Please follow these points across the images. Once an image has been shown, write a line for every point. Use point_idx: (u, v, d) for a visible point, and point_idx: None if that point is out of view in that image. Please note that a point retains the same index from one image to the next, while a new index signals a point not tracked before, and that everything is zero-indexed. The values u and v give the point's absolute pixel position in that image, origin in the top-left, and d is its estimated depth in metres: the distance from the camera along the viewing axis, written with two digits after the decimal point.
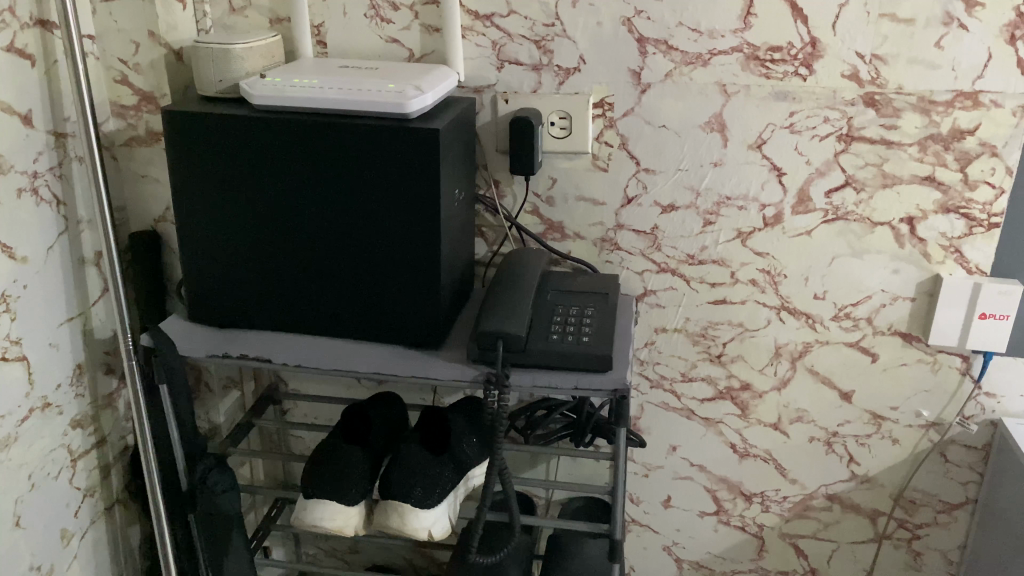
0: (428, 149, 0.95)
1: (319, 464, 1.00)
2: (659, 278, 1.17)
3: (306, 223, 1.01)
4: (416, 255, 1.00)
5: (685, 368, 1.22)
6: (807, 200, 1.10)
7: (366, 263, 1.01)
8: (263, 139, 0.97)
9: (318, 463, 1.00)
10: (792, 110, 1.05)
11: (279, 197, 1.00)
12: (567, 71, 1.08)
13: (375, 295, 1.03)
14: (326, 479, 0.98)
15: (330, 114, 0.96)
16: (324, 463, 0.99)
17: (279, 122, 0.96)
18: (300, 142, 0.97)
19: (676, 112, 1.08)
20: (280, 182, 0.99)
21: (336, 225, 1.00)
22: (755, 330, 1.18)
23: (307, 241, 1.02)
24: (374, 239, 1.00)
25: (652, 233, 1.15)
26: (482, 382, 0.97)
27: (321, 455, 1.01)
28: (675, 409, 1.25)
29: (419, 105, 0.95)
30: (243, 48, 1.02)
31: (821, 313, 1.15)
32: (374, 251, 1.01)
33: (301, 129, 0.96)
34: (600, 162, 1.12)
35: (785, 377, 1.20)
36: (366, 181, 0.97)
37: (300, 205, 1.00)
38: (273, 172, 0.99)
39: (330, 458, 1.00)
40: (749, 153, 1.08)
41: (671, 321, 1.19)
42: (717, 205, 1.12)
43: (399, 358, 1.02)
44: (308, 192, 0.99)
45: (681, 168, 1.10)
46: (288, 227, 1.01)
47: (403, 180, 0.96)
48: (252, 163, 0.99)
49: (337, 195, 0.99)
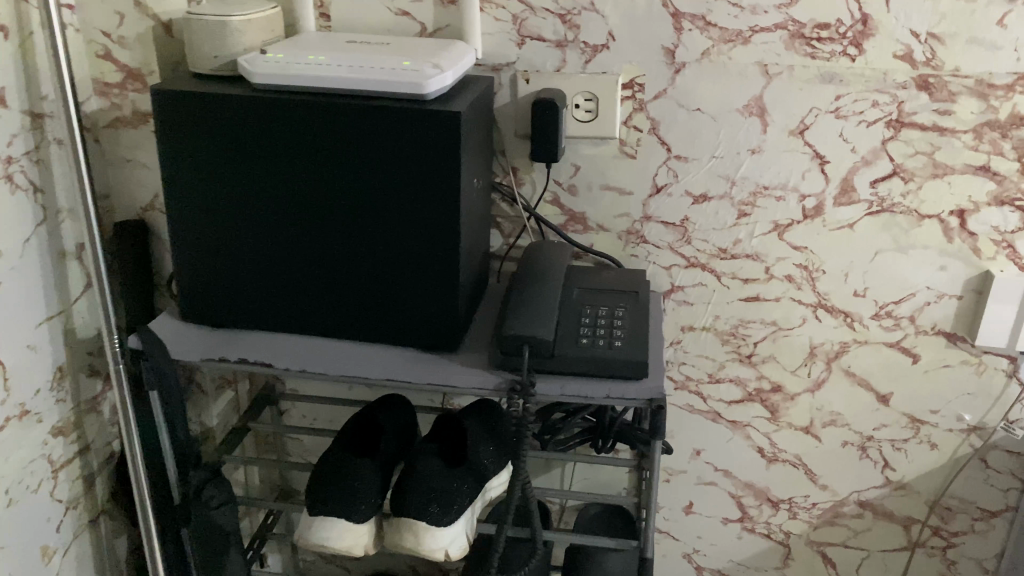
0: (452, 136, 0.86)
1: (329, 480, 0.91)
2: (688, 273, 1.09)
3: (313, 215, 0.92)
4: (434, 250, 0.91)
5: (713, 368, 1.14)
6: (851, 191, 1.02)
7: (380, 261, 0.93)
8: (268, 122, 0.88)
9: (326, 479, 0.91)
10: (839, 94, 0.97)
11: (285, 187, 0.91)
12: (595, 48, 0.99)
13: (389, 296, 0.94)
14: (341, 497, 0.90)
15: (338, 94, 0.87)
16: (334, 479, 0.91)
17: (286, 103, 0.87)
18: (309, 126, 0.88)
19: (713, 94, 0.99)
20: (287, 171, 0.90)
21: (347, 219, 0.91)
22: (789, 329, 1.10)
23: (314, 236, 0.93)
24: (389, 235, 0.91)
25: (681, 226, 1.07)
26: (505, 391, 0.88)
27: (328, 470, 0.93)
28: (700, 412, 1.17)
29: (438, 85, 0.86)
30: (242, 21, 0.91)
31: (861, 312, 1.08)
32: (389, 248, 0.92)
33: (310, 112, 0.87)
34: (628, 148, 1.04)
35: (820, 379, 1.12)
36: (382, 171, 0.89)
37: (307, 196, 0.91)
38: (279, 159, 0.90)
39: (341, 473, 0.91)
40: (791, 140, 1.00)
41: (700, 319, 1.11)
42: (754, 195, 1.04)
43: (413, 363, 0.93)
44: (317, 182, 0.90)
45: (716, 155, 1.02)
46: (294, 220, 0.92)
47: (423, 170, 0.88)
48: (255, 148, 0.90)
49: (350, 185, 0.90)
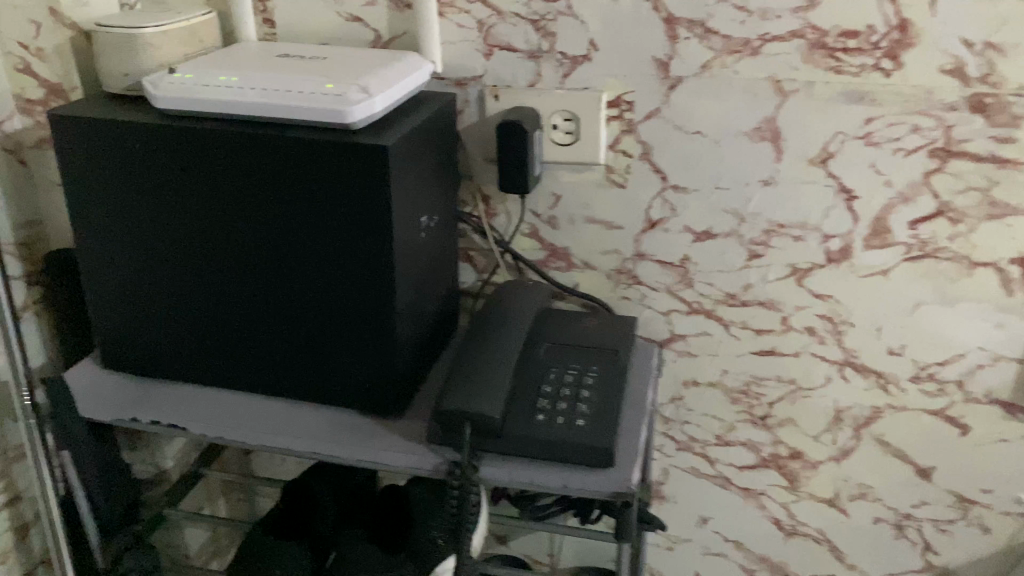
0: (380, 178, 0.72)
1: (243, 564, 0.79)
2: (690, 321, 0.93)
3: (232, 259, 0.79)
4: (367, 304, 0.78)
5: (721, 429, 0.98)
6: (885, 232, 0.84)
7: (309, 315, 0.80)
8: (174, 155, 0.76)
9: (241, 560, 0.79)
10: (871, 116, 0.79)
11: (199, 229, 0.79)
12: (574, 60, 0.84)
13: (321, 354, 0.81)
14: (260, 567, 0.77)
15: (254, 123, 0.74)
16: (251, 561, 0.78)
17: (191, 134, 0.74)
18: (218, 161, 0.75)
19: (715, 114, 0.83)
20: (198, 210, 0.78)
21: (270, 266, 0.79)
22: (810, 389, 0.93)
23: (234, 284, 0.80)
24: (316, 287, 0.78)
25: (681, 266, 0.90)
26: (445, 472, 0.75)
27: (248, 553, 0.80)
28: (706, 477, 1.01)
29: (366, 113, 0.72)
30: (155, 32, 0.80)
31: (897, 373, 0.90)
32: (318, 301, 0.79)
33: (217, 145, 0.74)
34: (616, 175, 0.88)
35: (847, 447, 0.95)
36: (304, 215, 0.75)
37: (224, 240, 0.78)
38: (190, 196, 0.77)
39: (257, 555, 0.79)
40: (810, 170, 0.83)
41: (705, 373, 0.95)
42: (767, 234, 0.87)
43: (345, 432, 0.80)
44: (233, 224, 0.77)
45: (721, 186, 0.86)
46: (212, 266, 0.80)
47: (349, 215, 0.74)
48: (162, 184, 0.77)
49: (270, 229, 0.77)
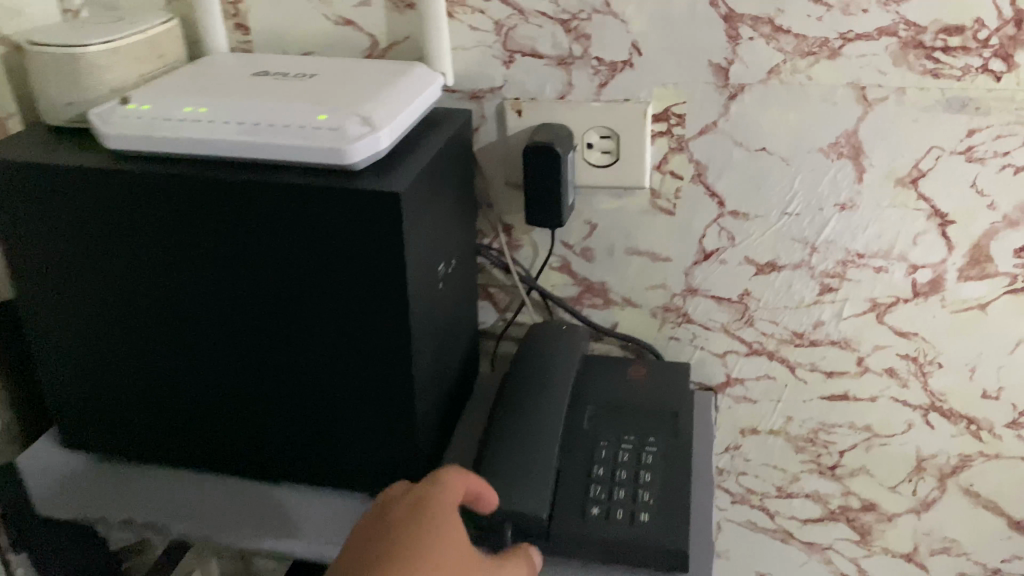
0: (390, 231, 0.57)
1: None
2: (750, 363, 0.80)
3: (210, 323, 0.65)
4: (379, 374, 0.63)
5: (784, 480, 0.86)
6: (985, 260, 0.71)
7: (304, 389, 0.66)
8: (129, 205, 0.61)
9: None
10: (974, 127, 0.66)
11: (165, 289, 0.64)
12: (613, 66, 0.70)
13: (321, 433, 0.67)
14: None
15: (227, 163, 0.60)
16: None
17: (150, 179, 0.59)
18: (185, 211, 0.60)
19: (785, 127, 0.69)
20: (164, 267, 0.63)
21: (253, 332, 0.64)
22: (889, 437, 0.81)
23: (212, 354, 0.66)
24: (313, 358, 0.64)
25: (740, 302, 0.78)
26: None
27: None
28: (766, 531, 0.89)
29: (371, 150, 0.58)
30: (103, 51, 0.65)
31: (991, 418, 0.78)
32: (315, 374, 0.65)
33: (183, 192, 0.59)
34: (663, 201, 0.74)
35: (928, 498, 0.83)
36: (294, 273, 0.61)
37: (196, 301, 0.64)
38: (152, 252, 0.63)
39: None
40: (898, 192, 0.70)
41: (766, 420, 0.83)
42: (843, 265, 0.74)
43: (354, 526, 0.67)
44: (207, 284, 0.63)
45: (789, 211, 0.72)
46: (184, 332, 0.66)
47: (351, 275, 0.59)
48: (116, 238, 0.62)
49: (252, 290, 0.62)
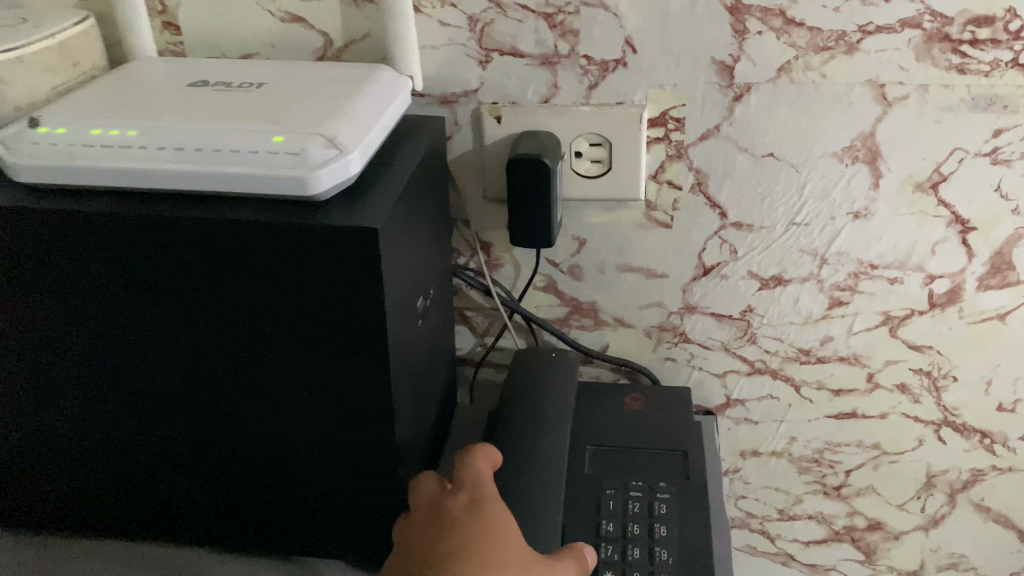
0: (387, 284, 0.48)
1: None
2: (753, 383, 0.74)
3: (140, 386, 0.53)
4: (354, 434, 0.53)
5: (786, 502, 0.81)
6: (1006, 268, 0.66)
7: (278, 469, 0.55)
8: (50, 252, 0.49)
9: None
10: (1000, 127, 0.60)
11: (100, 355, 0.52)
12: (603, 66, 0.62)
13: (285, 506, 0.56)
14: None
15: (165, 196, 0.49)
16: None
17: (78, 222, 0.47)
18: (125, 260, 0.48)
19: (795, 131, 0.62)
20: (98, 329, 0.51)
21: (215, 406, 0.53)
22: (898, 454, 0.76)
23: (161, 432, 0.54)
24: (290, 433, 0.53)
25: (743, 319, 0.71)
26: None
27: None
28: (766, 554, 0.84)
29: (338, 175, 0.49)
30: (4, 62, 0.54)
31: (1006, 431, 0.73)
32: (292, 451, 0.54)
33: (123, 237, 0.48)
34: (658, 213, 0.67)
35: (937, 515, 0.79)
36: (270, 335, 0.50)
37: (121, 361, 0.52)
38: (82, 310, 0.50)
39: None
40: (917, 197, 0.64)
41: (768, 442, 0.77)
42: (854, 277, 0.68)
43: None
44: (156, 350, 0.51)
45: (798, 221, 0.66)
46: (124, 405, 0.53)
47: (341, 336, 0.49)
48: (35, 295, 0.50)
49: (214, 355, 0.51)
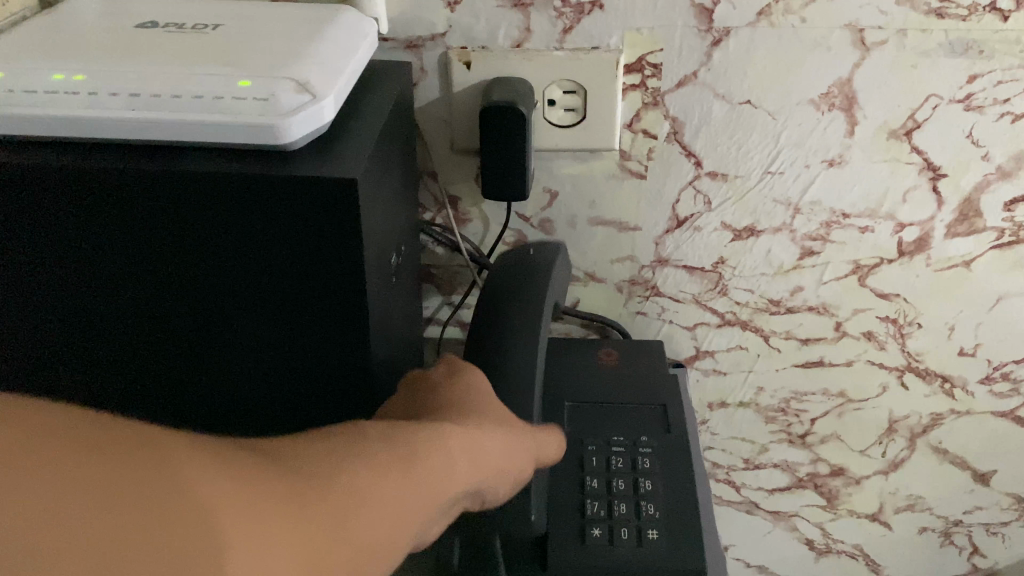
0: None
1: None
2: (722, 335, 0.74)
3: (95, 338, 0.49)
4: (328, 380, 0.50)
5: (752, 452, 0.81)
6: (974, 215, 0.66)
7: (256, 422, 0.52)
8: (29, 210, 0.45)
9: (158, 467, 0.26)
10: (975, 73, 0.60)
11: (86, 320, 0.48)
12: (579, 8, 0.59)
13: None
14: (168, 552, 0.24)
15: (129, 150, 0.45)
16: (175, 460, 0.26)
17: (68, 175, 0.44)
18: (117, 210, 0.45)
19: (773, 77, 0.61)
20: (82, 291, 0.48)
21: (222, 363, 0.50)
22: (862, 401, 0.77)
23: (155, 395, 0.51)
24: (299, 389, 0.51)
25: (714, 271, 0.70)
26: None
27: (122, 475, 0.25)
28: (731, 503, 0.85)
29: (313, 123, 0.45)
30: None
31: (965, 375, 0.75)
32: (299, 405, 0.52)
33: (108, 195, 0.44)
34: (633, 163, 0.65)
35: (897, 459, 0.80)
36: (281, 292, 0.47)
37: (74, 312, 0.48)
38: (68, 265, 0.47)
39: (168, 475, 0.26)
40: (891, 145, 0.63)
41: (735, 393, 0.77)
42: (827, 226, 0.67)
43: None
44: (157, 309, 0.48)
45: (772, 170, 0.65)
46: (113, 372, 0.50)
47: (352, 290, 0.47)
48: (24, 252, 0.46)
49: (213, 313, 0.48)
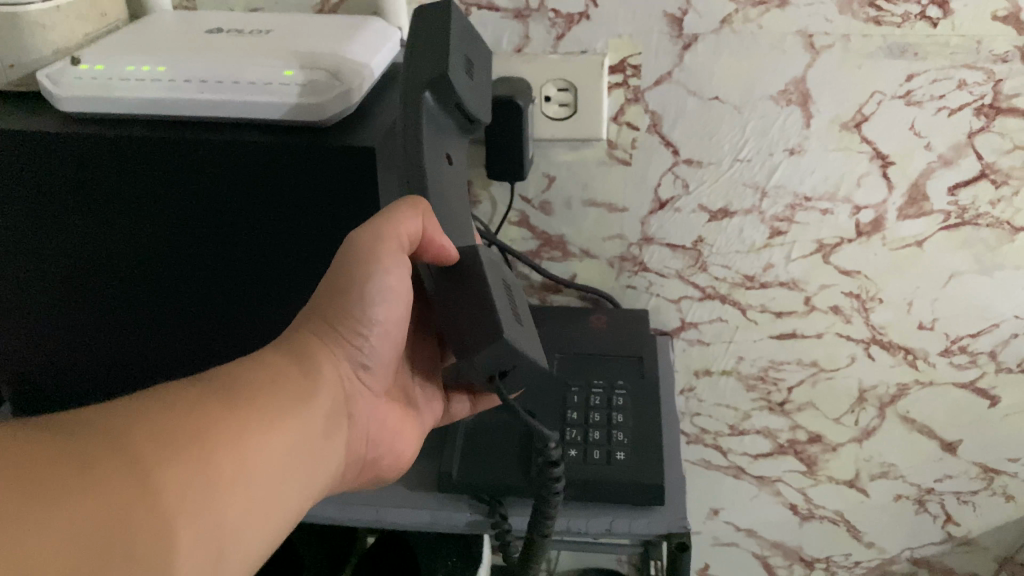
0: (329, 162, 0.56)
1: (78, 527, 0.35)
2: (704, 307, 0.84)
3: (176, 275, 0.63)
4: None
5: (735, 419, 0.91)
6: (921, 199, 0.75)
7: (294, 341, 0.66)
8: (126, 178, 0.58)
9: (73, 441, 0.38)
10: (912, 72, 0.69)
11: (87, 267, 0.63)
12: (569, 18, 0.70)
13: None
14: (90, 493, 0.36)
15: (124, 123, 0.58)
16: (91, 435, 0.39)
17: (156, 149, 0.57)
18: (191, 179, 0.58)
19: (737, 76, 0.71)
20: (145, 238, 0.61)
21: (271, 294, 0.64)
22: (833, 371, 0.86)
23: (215, 317, 0.65)
24: (266, 295, 0.64)
25: (694, 249, 0.80)
26: (481, 526, 0.64)
27: (71, 470, 0.36)
28: (719, 468, 0.95)
29: (341, 104, 0.57)
30: (44, 9, 0.61)
31: (926, 348, 0.83)
32: (265, 311, 0.65)
33: (143, 158, 0.57)
34: (619, 151, 0.76)
35: (869, 427, 0.89)
36: (314, 239, 0.60)
37: (159, 257, 0.62)
38: (153, 222, 0.60)
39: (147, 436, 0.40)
40: (843, 136, 0.72)
41: (719, 362, 0.87)
42: (791, 209, 0.77)
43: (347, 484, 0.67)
44: (220, 254, 0.61)
45: (740, 158, 0.75)
46: (161, 299, 0.64)
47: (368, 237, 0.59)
48: (120, 212, 0.60)
49: (228, 245, 0.61)
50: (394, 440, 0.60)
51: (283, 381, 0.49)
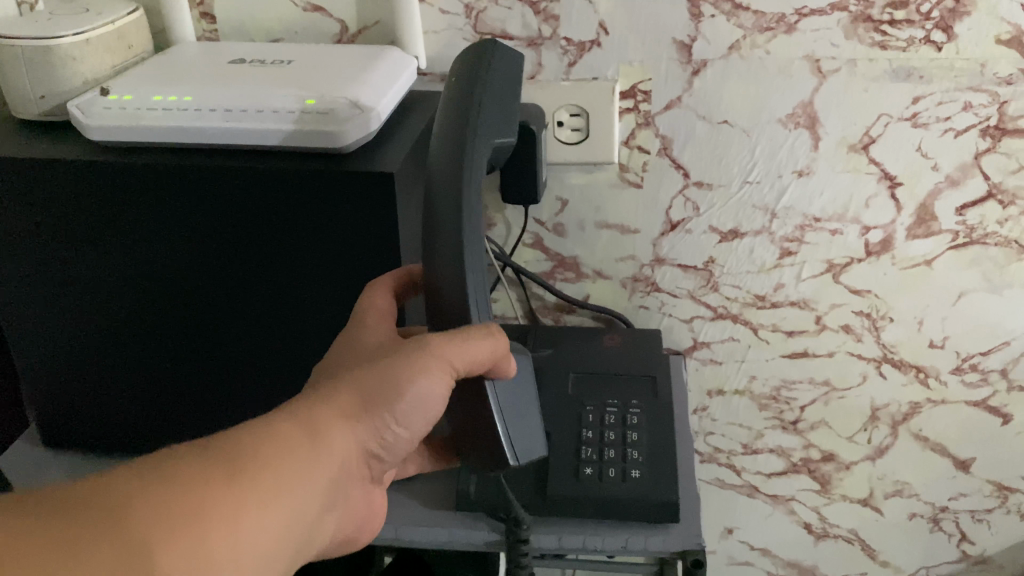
0: (350, 187, 0.58)
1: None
2: (716, 327, 0.85)
3: (201, 297, 0.64)
4: None
5: (749, 437, 0.92)
6: (930, 219, 0.76)
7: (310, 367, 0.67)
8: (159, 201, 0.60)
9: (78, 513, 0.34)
10: (918, 95, 0.70)
11: (119, 285, 0.64)
12: (581, 46, 0.72)
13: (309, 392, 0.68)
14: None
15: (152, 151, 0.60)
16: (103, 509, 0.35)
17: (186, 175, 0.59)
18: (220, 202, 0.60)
19: (745, 100, 0.72)
20: (175, 260, 0.63)
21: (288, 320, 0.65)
22: (845, 390, 0.86)
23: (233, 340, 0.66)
24: (284, 320, 0.65)
25: (705, 269, 0.82)
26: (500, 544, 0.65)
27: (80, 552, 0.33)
28: (733, 486, 0.96)
29: (360, 131, 0.59)
30: (74, 42, 0.63)
31: (937, 366, 0.83)
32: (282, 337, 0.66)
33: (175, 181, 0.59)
34: (630, 174, 0.77)
35: (882, 446, 0.89)
36: (333, 264, 0.61)
37: (187, 278, 0.63)
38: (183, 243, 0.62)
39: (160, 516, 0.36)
40: (851, 157, 0.74)
41: (731, 381, 0.88)
42: (801, 230, 0.78)
43: None
44: (243, 276, 0.63)
45: (749, 180, 0.76)
46: (186, 321, 0.66)
47: (386, 260, 0.61)
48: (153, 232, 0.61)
49: (251, 268, 0.62)
50: (370, 512, 0.57)
51: (291, 456, 0.43)
